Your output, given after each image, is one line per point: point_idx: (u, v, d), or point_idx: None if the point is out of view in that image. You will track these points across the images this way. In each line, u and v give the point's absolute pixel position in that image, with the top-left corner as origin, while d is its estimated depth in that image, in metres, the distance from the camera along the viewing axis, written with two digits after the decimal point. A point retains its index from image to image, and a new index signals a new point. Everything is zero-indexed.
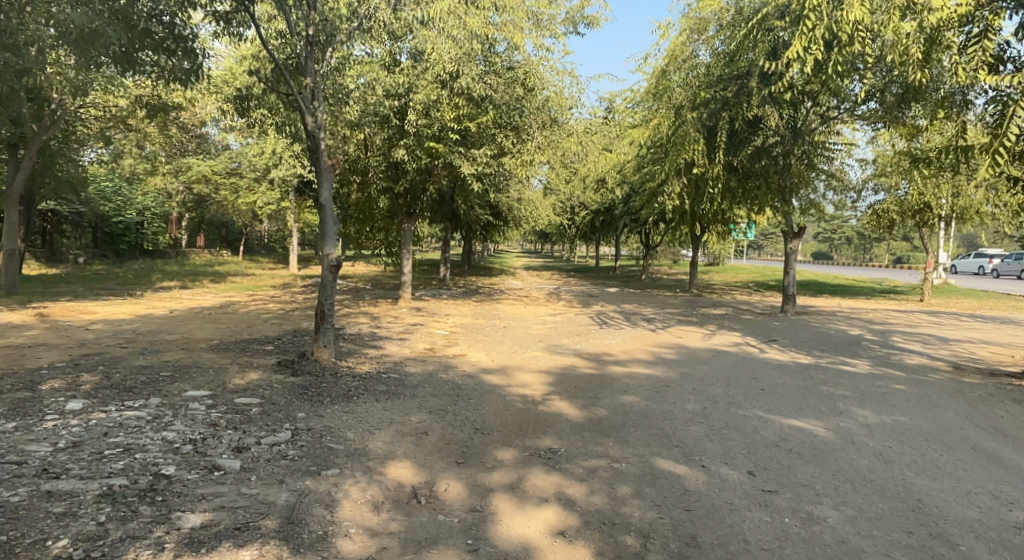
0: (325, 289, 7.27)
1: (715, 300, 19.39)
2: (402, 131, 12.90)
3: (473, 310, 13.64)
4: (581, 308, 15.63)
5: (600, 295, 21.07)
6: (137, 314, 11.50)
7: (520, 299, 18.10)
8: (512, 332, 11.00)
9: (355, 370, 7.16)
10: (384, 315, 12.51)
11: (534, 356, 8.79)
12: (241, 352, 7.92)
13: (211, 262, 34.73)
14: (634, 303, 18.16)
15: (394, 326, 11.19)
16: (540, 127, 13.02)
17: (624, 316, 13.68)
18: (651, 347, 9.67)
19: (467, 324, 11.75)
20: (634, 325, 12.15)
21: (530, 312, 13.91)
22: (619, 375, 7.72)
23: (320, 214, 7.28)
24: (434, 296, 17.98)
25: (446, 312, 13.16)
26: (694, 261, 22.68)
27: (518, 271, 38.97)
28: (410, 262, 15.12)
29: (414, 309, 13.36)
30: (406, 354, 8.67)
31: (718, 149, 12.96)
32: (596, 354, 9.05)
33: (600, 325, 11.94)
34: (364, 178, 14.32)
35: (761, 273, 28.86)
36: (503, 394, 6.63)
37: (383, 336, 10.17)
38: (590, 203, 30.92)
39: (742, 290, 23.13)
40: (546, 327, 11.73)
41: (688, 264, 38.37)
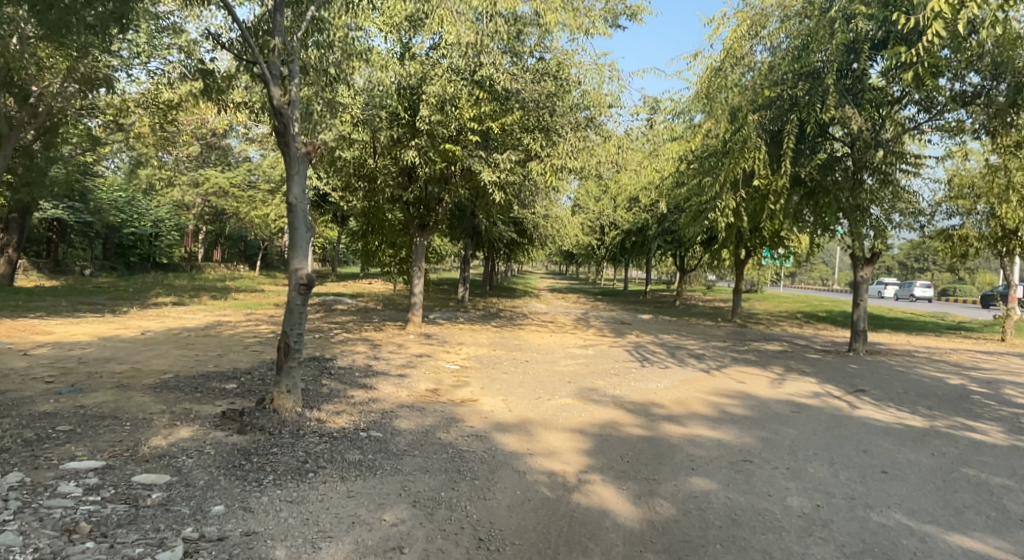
0: (291, 315, 5.50)
1: (763, 332, 17.27)
2: (414, 130, 11.31)
3: (491, 339, 11.80)
4: (615, 339, 13.67)
5: (633, 323, 19.06)
6: (101, 336, 9.93)
7: (545, 326, 16.19)
8: (536, 370, 9.10)
9: (323, 426, 5.32)
10: (386, 343, 10.73)
11: (564, 406, 6.89)
12: (188, 394, 6.18)
13: (225, 277, 33.54)
14: (674, 334, 16.12)
15: (396, 358, 9.38)
16: (573, 128, 11.25)
17: (667, 351, 11.67)
18: (710, 396, 7.70)
19: (482, 357, 9.89)
20: (681, 363, 10.17)
21: (556, 343, 12.01)
22: (678, 440, 5.76)
23: (289, 216, 5.53)
24: (448, 321, 16.18)
25: (459, 340, 11.33)
26: (737, 287, 20.57)
27: (544, 293, 37.08)
28: (422, 281, 13.38)
29: (423, 336, 11.57)
30: (402, 399, 6.83)
31: (785, 158, 10.94)
32: (643, 404, 7.12)
33: (642, 363, 9.99)
34: (372, 185, 12.64)
35: (807, 303, 26.51)
36: (522, 468, 4.76)
37: (379, 371, 8.36)
38: (621, 223, 28.99)
39: (791, 321, 20.89)
40: (577, 363, 9.81)
41: (724, 291, 36.10)
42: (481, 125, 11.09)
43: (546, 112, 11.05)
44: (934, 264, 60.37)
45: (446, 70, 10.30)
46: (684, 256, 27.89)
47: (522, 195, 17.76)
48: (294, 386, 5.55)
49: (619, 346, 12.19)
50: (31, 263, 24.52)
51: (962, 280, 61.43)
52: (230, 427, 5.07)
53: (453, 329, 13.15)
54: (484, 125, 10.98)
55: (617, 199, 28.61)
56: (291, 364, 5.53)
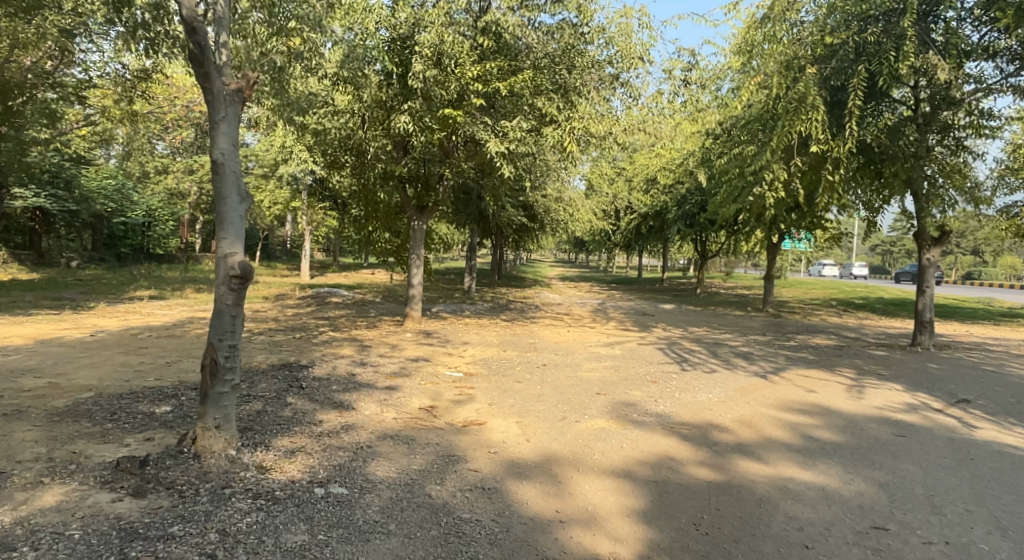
0: (219, 320, 3.88)
1: (803, 323, 15.56)
2: (408, 93, 9.65)
3: (501, 337, 10.18)
4: (642, 334, 11.99)
5: (656, 314, 17.35)
6: (38, 338, 8.38)
7: (561, 320, 14.52)
8: (556, 377, 7.47)
9: (264, 479, 3.70)
10: (377, 343, 9.11)
11: (599, 432, 5.24)
12: (95, 425, 4.57)
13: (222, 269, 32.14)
14: (704, 327, 14.43)
15: (386, 363, 7.77)
16: (593, 88, 9.68)
17: (705, 348, 10.01)
18: (781, 412, 6.04)
19: (492, 360, 8.27)
20: (729, 365, 8.49)
21: (576, 340, 10.34)
22: (766, 489, 4.11)
23: (213, 179, 3.90)
24: (451, 315, 14.53)
25: (462, 339, 9.69)
26: (770, 273, 18.83)
27: (555, 282, 35.39)
28: (421, 271, 11.75)
29: (422, 335, 9.94)
30: (387, 425, 5.21)
31: (850, 119, 9.17)
32: (700, 427, 5.46)
33: (682, 366, 8.33)
34: (362, 159, 10.97)
35: (839, 290, 24.69)
36: (552, 553, 3.13)
37: (363, 381, 6.75)
38: (638, 206, 27.23)
39: (827, 309, 19.11)
40: (605, 367, 8.15)
41: (746, 278, 34.28)
42: (487, 86, 9.31)
43: (561, 67, 9.62)
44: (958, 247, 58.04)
45: (442, 16, 8.70)
46: (705, 240, 26.10)
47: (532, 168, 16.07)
48: (227, 418, 3.94)
49: (649, 343, 10.53)
50: (10, 255, 23.13)
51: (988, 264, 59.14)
52: (123, 486, 3.45)
53: (457, 325, 11.53)
54: (490, 87, 9.31)
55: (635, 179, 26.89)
56: (222, 389, 3.91)
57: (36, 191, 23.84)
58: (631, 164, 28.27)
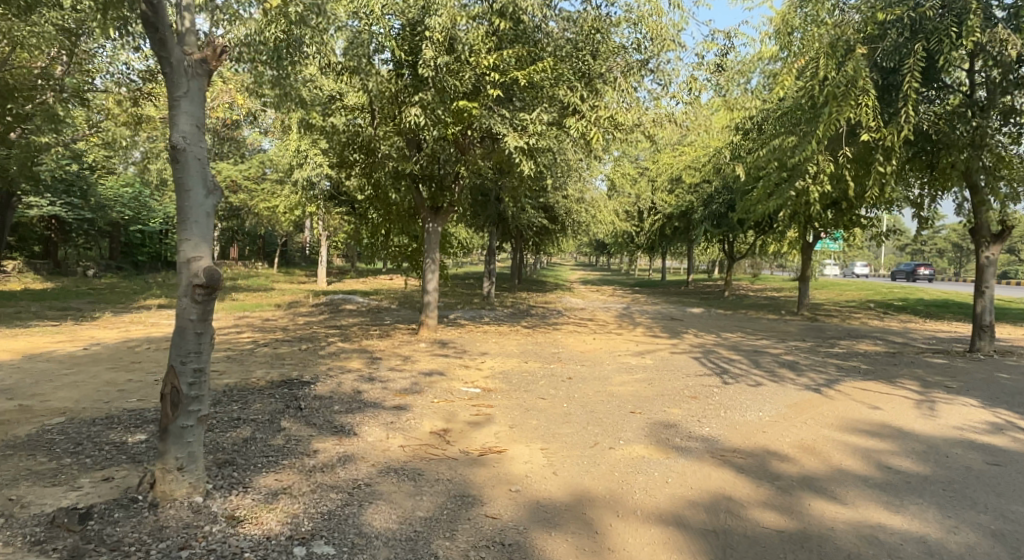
0: (182, 338, 3.21)
1: (843, 326, 14.62)
2: (419, 84, 9.01)
3: (521, 346, 9.42)
4: (673, 341, 11.15)
5: (685, 319, 16.46)
6: (27, 353, 7.83)
7: (585, 326, 13.73)
8: (583, 392, 6.71)
9: (235, 534, 3.02)
10: (388, 355, 8.42)
11: (639, 462, 4.47)
12: (50, 461, 3.93)
13: (239, 276, 31.90)
14: (739, 333, 13.53)
15: (397, 379, 7.07)
16: (618, 76, 8.98)
17: (745, 357, 9.15)
18: (847, 435, 5.23)
19: (512, 374, 7.53)
20: (775, 376, 7.64)
21: (603, 348, 9.55)
22: (852, 540, 3.33)
23: (172, 169, 3.24)
24: (468, 322, 13.81)
25: (480, 350, 8.96)
26: (804, 273, 17.80)
27: (576, 286, 34.62)
28: (436, 276, 11.07)
29: (437, 345, 9.24)
30: (392, 455, 4.49)
31: (904, 103, 8.32)
32: (756, 454, 4.67)
33: (724, 378, 7.50)
34: (373, 157, 10.35)
35: (875, 292, 23.51)
36: None
37: (368, 400, 6.04)
38: (663, 207, 26.32)
39: (866, 312, 18.04)
40: (637, 380, 7.36)
41: (773, 279, 33.21)
42: (504, 76, 8.65)
43: (584, 54, 9.06)
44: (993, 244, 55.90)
45: None
46: (733, 240, 25.11)
47: (551, 165, 15.33)
48: (192, 458, 3.27)
49: (683, 351, 9.70)
50: (26, 264, 22.99)
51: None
52: (57, 548, 2.80)
53: (475, 334, 10.80)
54: (507, 77, 8.64)
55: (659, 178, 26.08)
56: (185, 422, 3.23)
57: (51, 200, 23.68)
58: (655, 163, 27.40)
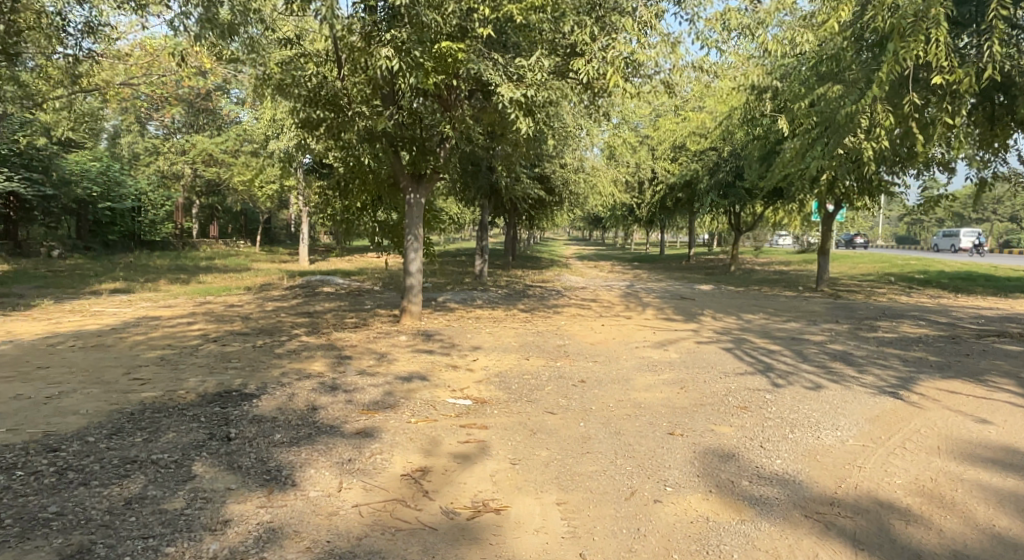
0: None
1: (872, 304, 13.27)
2: (394, 22, 7.49)
3: (519, 338, 7.95)
4: (693, 327, 9.72)
5: (695, 298, 15.04)
6: None
7: (588, 309, 12.28)
8: (602, 404, 5.26)
9: None
10: (359, 353, 6.94)
11: (702, 534, 3.05)
12: None
13: (218, 255, 30.28)
14: (761, 313, 12.10)
15: (365, 387, 5.60)
16: (634, 9, 7.50)
17: (784, 347, 7.72)
18: (975, 470, 3.81)
19: (510, 377, 6.07)
20: (833, 374, 6.22)
21: (616, 339, 8.10)
22: None
23: None
24: (457, 307, 12.33)
25: (469, 344, 7.49)
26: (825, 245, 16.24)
27: (572, 261, 33.18)
28: (420, 254, 9.53)
29: (420, 339, 7.77)
30: (340, 527, 3.04)
31: (984, 38, 6.86)
32: (866, 511, 3.26)
33: (772, 379, 6.08)
34: (341, 115, 8.75)
35: (890, 264, 22.15)
36: None
37: (323, 422, 4.58)
38: (665, 177, 24.79)
39: (888, 287, 16.68)
40: (666, 383, 5.93)
41: (777, 251, 31.94)
42: (496, 11, 7.15)
43: None
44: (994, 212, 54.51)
45: None
46: (740, 210, 23.66)
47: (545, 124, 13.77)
48: None
49: (708, 339, 8.29)
50: None
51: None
52: None
53: (465, 322, 9.33)
54: (500, 11, 7.16)
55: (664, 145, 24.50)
56: None
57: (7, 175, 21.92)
58: (656, 130, 25.82)
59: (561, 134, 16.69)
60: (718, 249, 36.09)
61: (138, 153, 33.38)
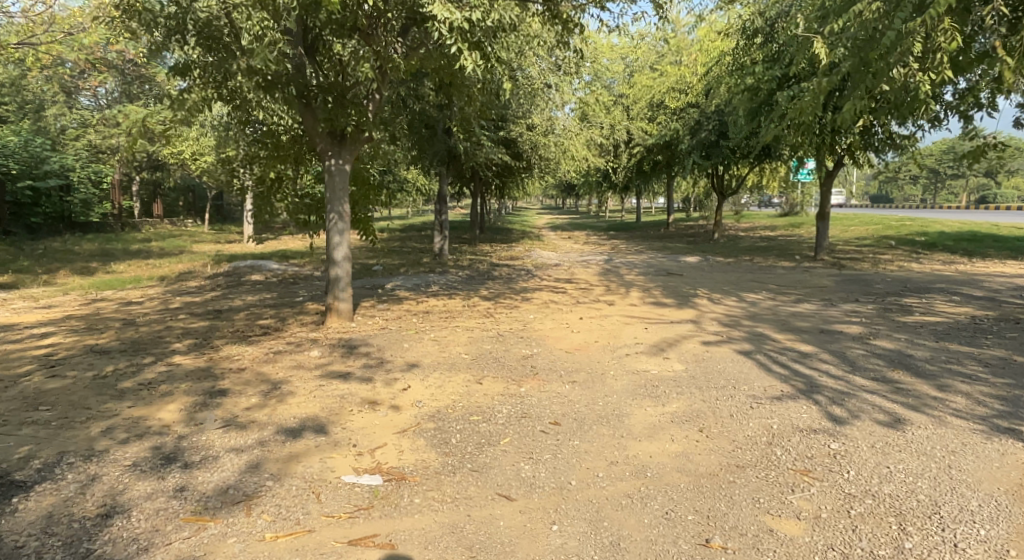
0: None
1: (885, 274, 11.64)
2: None
3: (471, 346, 6.01)
4: (692, 317, 7.88)
5: (684, 273, 13.23)
6: None
7: (562, 293, 10.40)
8: (586, 476, 3.37)
9: None
10: (243, 382, 4.93)
11: None
12: None
13: (158, 237, 27.59)
14: (763, 292, 10.34)
15: (220, 455, 3.62)
16: None
17: (817, 344, 5.91)
18: None
19: (450, 421, 4.13)
20: (907, 396, 4.40)
21: (599, 341, 6.21)
22: None
23: None
24: (407, 297, 10.32)
25: (403, 361, 5.52)
26: (824, 207, 14.53)
27: (546, 232, 31.21)
28: (348, 239, 7.44)
29: (339, 354, 5.79)
30: None
31: None
32: None
33: (825, 408, 4.26)
34: (225, 55, 6.49)
35: (884, 226, 20.61)
36: None
37: (103, 554, 2.62)
38: (643, 138, 22.82)
39: (893, 252, 15.08)
40: (678, 423, 4.06)
41: (759, 215, 30.37)
42: None
43: None
44: (971, 170, 53.71)
45: None
46: (723, 172, 21.88)
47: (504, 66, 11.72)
48: None
49: (717, 335, 6.44)
50: None
51: (999, 185, 55.75)
52: None
53: (407, 322, 7.37)
54: None
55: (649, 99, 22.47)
56: None
57: None
58: (632, 87, 23.79)
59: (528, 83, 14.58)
60: (697, 215, 34.46)
61: (66, 127, 30.20)
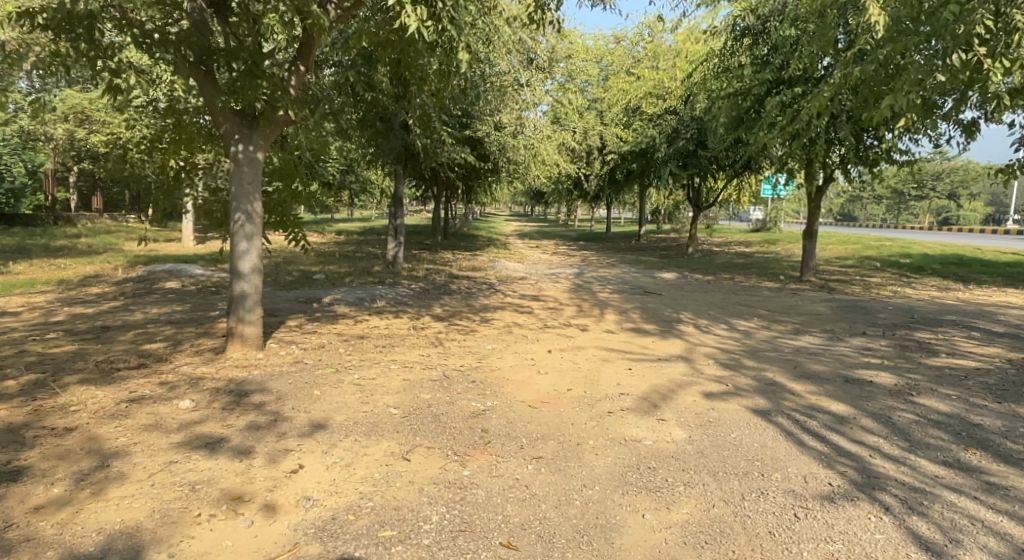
0: None
1: (883, 301, 10.57)
2: None
3: (402, 396, 4.50)
4: (682, 351, 6.54)
5: (662, 292, 11.96)
6: None
7: (526, 315, 8.97)
8: None
9: None
10: (57, 455, 3.38)
11: None
12: None
13: (90, 232, 25.26)
14: (755, 319, 9.08)
15: None
16: None
17: (851, 403, 4.59)
18: None
19: (346, 545, 2.66)
20: (1012, 502, 3.09)
21: (572, 390, 4.79)
22: None
23: None
24: (345, 315, 8.78)
25: (305, 419, 4.02)
26: (812, 226, 13.46)
27: (513, 240, 29.87)
28: (259, 246, 5.90)
29: (219, 406, 4.23)
30: None
31: None
32: None
33: (904, 523, 2.91)
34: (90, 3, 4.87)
35: (864, 245, 19.75)
36: None
37: None
38: (618, 145, 21.66)
39: (881, 275, 14.12)
40: (698, 553, 2.66)
41: (732, 230, 29.57)
42: None
43: None
44: (936, 190, 54.15)
45: None
46: (700, 184, 20.86)
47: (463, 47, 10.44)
48: None
49: (719, 384, 5.07)
50: None
51: (960, 208, 56.59)
52: None
53: (331, 354, 5.82)
54: None
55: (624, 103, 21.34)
56: None
57: None
58: (607, 91, 22.64)
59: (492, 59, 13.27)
60: (668, 228, 33.48)
61: None
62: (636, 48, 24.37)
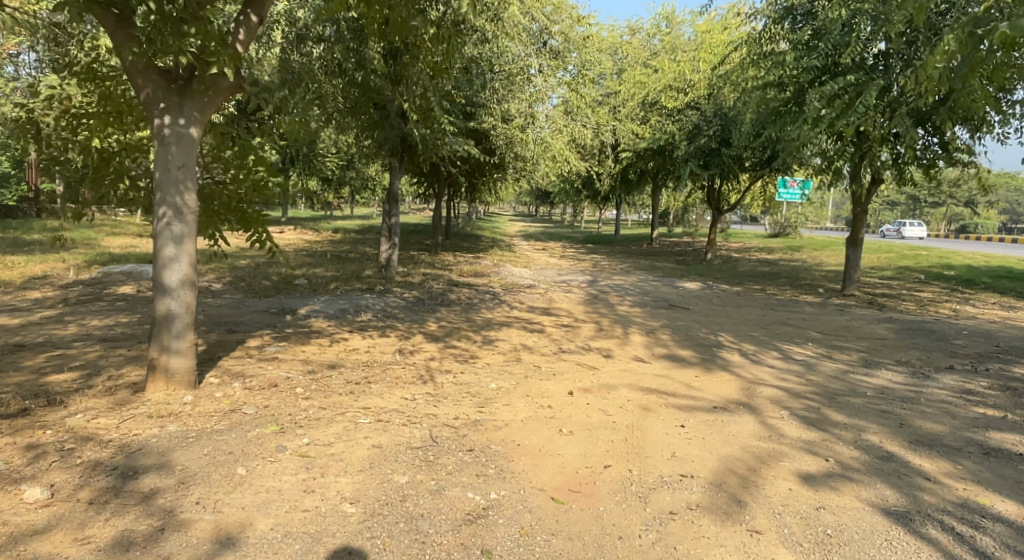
0: None
1: (951, 322, 9.11)
2: None
3: (366, 479, 3.06)
4: (739, 394, 5.11)
5: (690, 307, 10.53)
6: None
7: (536, 336, 7.55)
8: None
9: None
10: None
11: None
12: None
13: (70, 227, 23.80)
14: (808, 344, 7.65)
15: None
16: None
17: (1021, 500, 3.15)
18: None
19: None
20: None
21: (611, 467, 3.36)
22: None
23: None
24: (322, 330, 7.38)
25: (210, 530, 2.59)
26: (857, 233, 11.96)
27: (518, 242, 28.42)
28: (195, 254, 4.50)
29: (86, 497, 2.79)
30: None
31: None
32: None
33: None
34: None
35: (897, 254, 18.33)
36: None
37: None
38: (633, 142, 20.23)
39: (930, 290, 12.69)
40: None
41: (748, 235, 28.14)
42: None
43: None
44: (952, 196, 52.62)
45: None
46: (721, 185, 19.42)
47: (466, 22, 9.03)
48: None
49: (814, 456, 3.62)
50: None
51: (975, 216, 55.16)
52: None
53: (285, 396, 4.40)
54: None
55: (641, 97, 19.92)
56: None
57: None
58: (622, 85, 21.21)
59: (502, 39, 11.83)
60: (680, 231, 32.07)
61: None
62: (652, 41, 22.91)
